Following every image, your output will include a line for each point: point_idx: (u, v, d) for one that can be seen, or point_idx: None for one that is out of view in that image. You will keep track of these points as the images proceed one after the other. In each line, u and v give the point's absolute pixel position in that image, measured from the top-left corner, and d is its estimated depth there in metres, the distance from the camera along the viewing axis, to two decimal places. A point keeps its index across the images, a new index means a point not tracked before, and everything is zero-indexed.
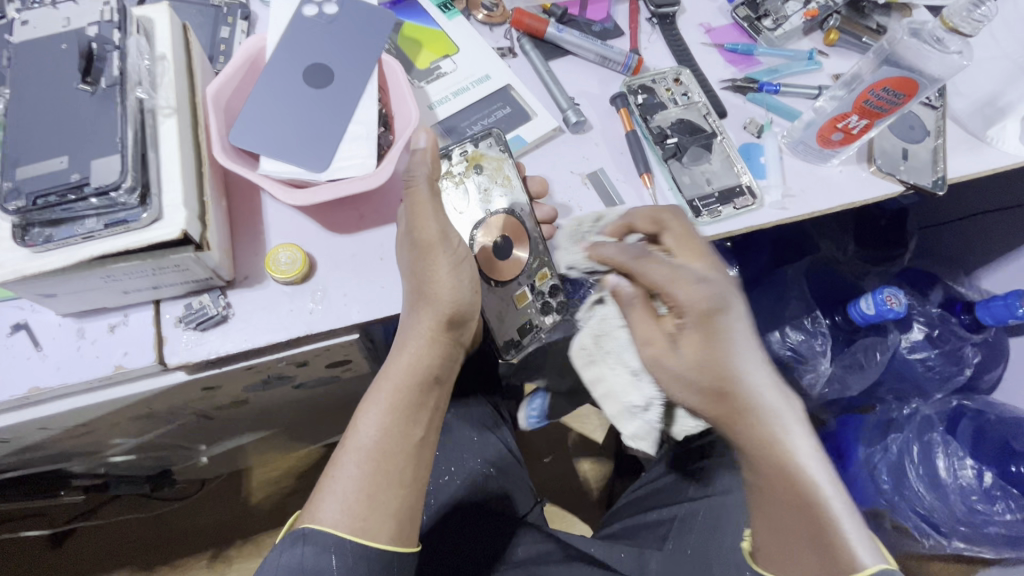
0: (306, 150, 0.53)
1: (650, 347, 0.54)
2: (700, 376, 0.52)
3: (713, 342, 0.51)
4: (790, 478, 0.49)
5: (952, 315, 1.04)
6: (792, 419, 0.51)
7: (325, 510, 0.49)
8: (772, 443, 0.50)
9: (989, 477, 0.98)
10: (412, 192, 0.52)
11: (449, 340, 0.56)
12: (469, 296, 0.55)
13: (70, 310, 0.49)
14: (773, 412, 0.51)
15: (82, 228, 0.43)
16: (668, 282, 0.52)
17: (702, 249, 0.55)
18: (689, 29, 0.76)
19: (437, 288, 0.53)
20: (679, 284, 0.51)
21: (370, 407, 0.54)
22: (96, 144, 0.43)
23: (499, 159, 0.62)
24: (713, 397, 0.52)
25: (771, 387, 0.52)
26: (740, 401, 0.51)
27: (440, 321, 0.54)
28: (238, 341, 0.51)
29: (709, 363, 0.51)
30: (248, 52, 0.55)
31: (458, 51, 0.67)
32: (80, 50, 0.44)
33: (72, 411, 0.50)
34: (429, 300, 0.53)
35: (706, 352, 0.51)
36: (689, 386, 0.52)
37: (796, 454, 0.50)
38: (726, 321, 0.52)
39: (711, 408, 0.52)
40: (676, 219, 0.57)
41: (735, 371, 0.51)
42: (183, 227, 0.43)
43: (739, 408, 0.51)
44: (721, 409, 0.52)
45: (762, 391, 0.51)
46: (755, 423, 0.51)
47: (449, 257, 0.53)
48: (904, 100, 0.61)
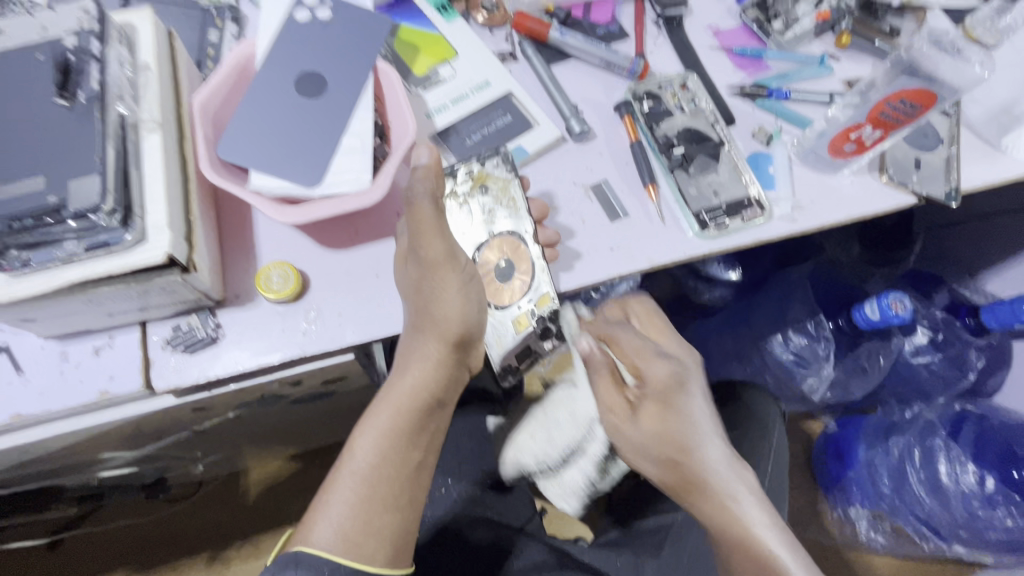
0: (297, 163, 0.51)
1: (612, 416, 0.58)
2: (657, 445, 0.54)
3: (670, 415, 0.54)
4: (745, 547, 0.49)
5: (956, 318, 1.01)
6: (746, 489, 0.52)
7: (318, 532, 0.46)
8: (725, 519, 0.51)
9: (991, 482, 0.91)
10: (414, 210, 0.48)
11: (455, 362, 0.53)
12: (477, 317, 0.53)
13: (52, 333, 0.47)
14: (724, 485, 0.52)
15: (62, 252, 0.41)
16: (637, 356, 0.56)
17: (663, 331, 0.61)
18: (697, 31, 0.73)
19: (444, 309, 0.50)
20: (648, 355, 0.56)
21: (368, 429, 0.51)
22: (74, 164, 0.41)
23: (505, 179, 0.60)
24: (667, 465, 0.54)
25: (727, 461, 0.53)
26: (693, 472, 0.53)
27: (446, 343, 0.52)
28: (229, 364, 0.49)
29: (663, 432, 0.54)
30: (238, 58, 0.53)
31: (456, 56, 0.65)
32: (56, 63, 0.42)
33: (58, 435, 0.48)
34: (434, 321, 0.50)
35: (662, 424, 0.54)
36: (646, 455, 0.55)
37: (750, 524, 0.50)
38: (684, 394, 0.54)
39: (666, 478, 0.55)
40: (639, 302, 0.65)
41: (693, 441, 0.53)
42: (167, 251, 0.41)
43: (692, 478, 0.53)
44: (677, 478, 0.54)
45: (715, 467, 0.53)
46: (708, 495, 0.52)
47: (458, 277, 0.51)
48: (920, 112, 0.60)
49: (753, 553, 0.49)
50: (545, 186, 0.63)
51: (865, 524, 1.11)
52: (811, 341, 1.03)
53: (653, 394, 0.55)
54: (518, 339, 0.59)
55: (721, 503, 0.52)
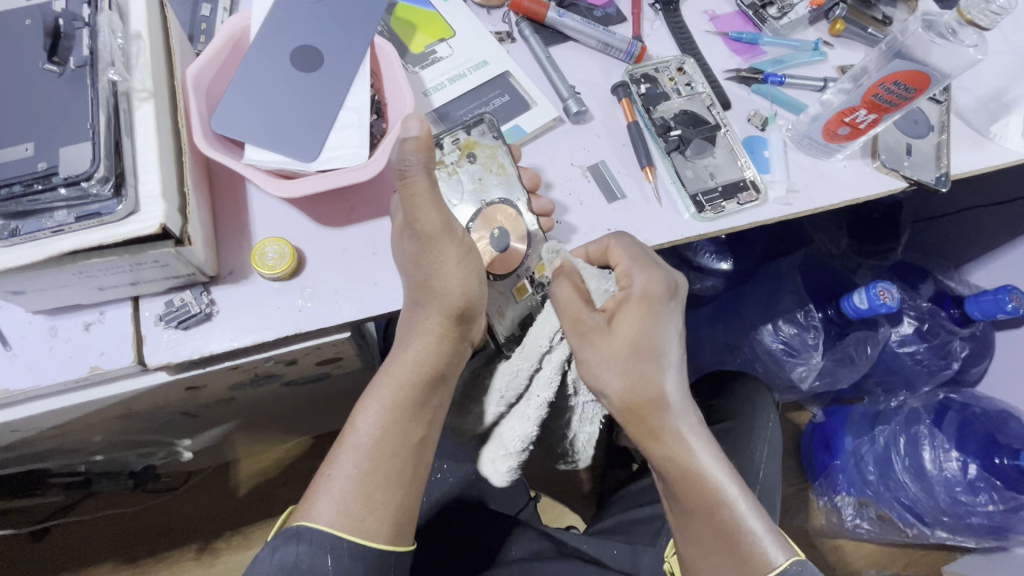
0: (293, 137, 0.50)
1: (580, 327, 0.51)
2: (630, 354, 0.49)
3: (649, 324, 0.50)
4: (698, 481, 0.49)
5: (941, 309, 1.03)
6: (702, 422, 0.51)
7: (320, 507, 0.47)
8: (680, 452, 0.49)
9: (974, 468, 0.94)
10: (407, 182, 0.46)
11: (458, 334, 0.52)
12: (480, 289, 0.51)
13: (40, 308, 0.46)
14: (680, 414, 0.50)
15: (52, 221, 0.40)
16: (633, 262, 0.52)
17: (655, 257, 0.57)
18: (693, 15, 0.73)
19: (445, 281, 0.49)
20: (640, 267, 0.52)
21: (369, 405, 0.50)
22: (65, 131, 0.40)
23: (492, 146, 0.59)
24: (632, 383, 0.50)
25: (688, 394, 0.51)
26: (657, 396, 0.49)
27: (448, 316, 0.51)
28: (224, 341, 0.48)
29: (638, 342, 0.50)
30: (232, 31, 0.52)
31: (454, 35, 0.64)
32: (45, 28, 0.41)
33: (46, 413, 0.47)
34: (435, 295, 0.50)
35: (641, 328, 0.50)
36: (612, 367, 0.50)
37: (704, 462, 0.49)
38: (668, 306, 0.51)
39: (626, 399, 0.50)
40: (629, 235, 0.59)
41: (667, 363, 0.50)
42: (161, 222, 0.40)
43: (655, 402, 0.49)
44: (638, 401, 0.50)
45: (679, 400, 0.50)
46: (668, 425, 0.50)
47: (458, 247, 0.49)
48: (914, 95, 0.60)
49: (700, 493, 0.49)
50: (543, 166, 0.62)
51: (851, 511, 1.12)
52: (800, 330, 1.04)
53: (637, 300, 0.51)
54: (519, 307, 0.59)
55: (677, 434, 0.50)
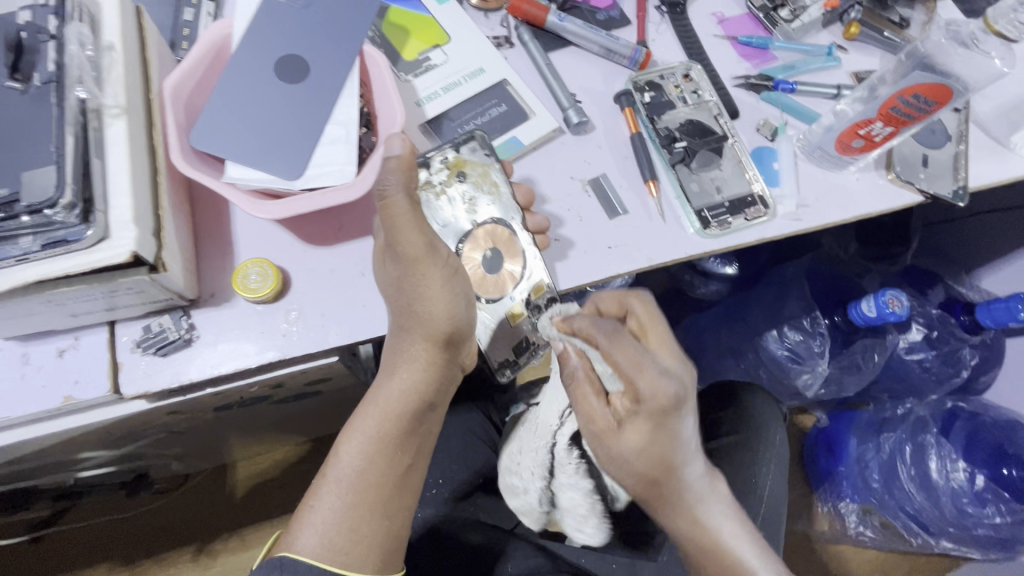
0: (277, 153, 0.48)
1: (594, 427, 0.52)
2: (644, 462, 0.50)
3: (658, 435, 0.49)
4: (714, 558, 0.52)
5: (951, 316, 0.99)
6: (715, 503, 0.53)
7: (303, 538, 0.44)
8: (698, 532, 0.52)
9: (981, 480, 0.92)
10: (388, 204, 0.42)
11: (445, 361, 0.49)
12: (467, 313, 0.49)
13: (12, 334, 0.44)
14: (697, 498, 0.52)
15: (17, 249, 0.37)
16: (636, 370, 0.46)
17: (662, 335, 0.53)
18: (701, 18, 0.70)
19: (431, 308, 0.47)
20: (642, 372, 0.47)
21: (353, 434, 0.47)
22: (29, 154, 0.37)
23: (483, 164, 0.57)
24: (645, 478, 0.52)
25: (702, 478, 0.52)
26: (672, 487, 0.51)
27: (434, 343, 0.48)
28: (204, 367, 0.46)
29: (650, 452, 0.49)
30: (214, 39, 0.49)
31: (449, 41, 0.61)
32: (8, 42, 0.39)
33: (19, 442, 0.45)
34: (421, 320, 0.47)
35: (651, 440, 0.49)
36: (627, 467, 0.52)
37: (723, 537, 0.52)
38: (676, 417, 0.48)
39: (641, 490, 0.53)
40: (642, 302, 0.55)
41: (679, 460, 0.51)
42: (132, 249, 0.38)
43: (673, 492, 0.52)
44: (653, 491, 0.52)
45: (694, 486, 0.52)
46: (685, 511, 0.52)
47: (444, 271, 0.47)
48: (933, 108, 0.57)
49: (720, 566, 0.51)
50: (542, 180, 0.60)
51: (854, 519, 1.09)
52: (806, 337, 1.01)
53: (646, 415, 0.48)
54: (515, 331, 0.57)
55: (692, 516, 0.52)
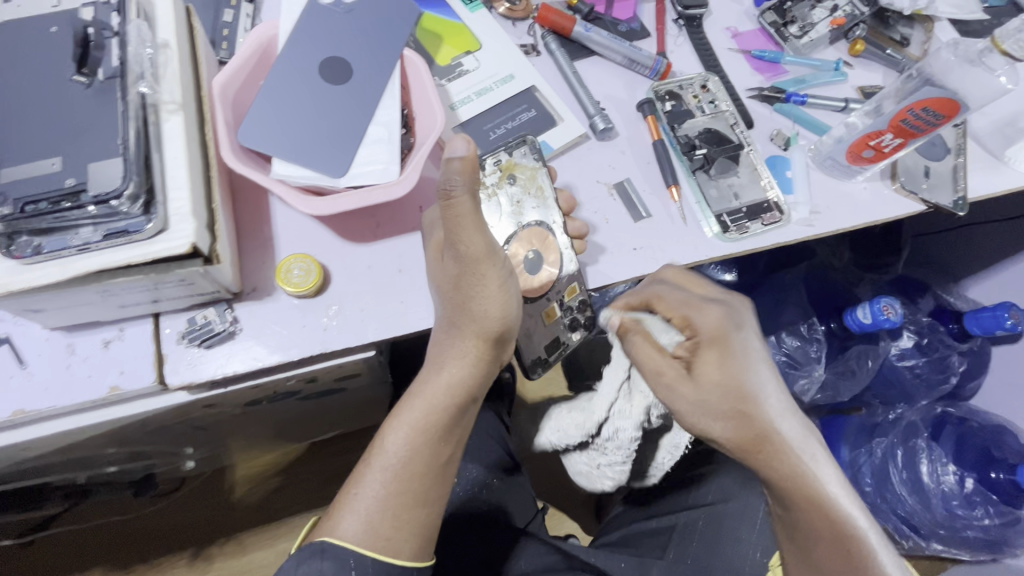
0: (323, 152, 0.49)
1: (662, 376, 0.51)
2: (722, 400, 0.49)
3: (731, 362, 0.50)
4: (819, 503, 0.49)
5: (940, 324, 1.04)
6: (813, 447, 0.51)
7: (346, 523, 0.45)
8: (796, 474, 0.49)
9: (971, 482, 0.96)
10: (451, 205, 0.41)
11: (495, 358, 0.49)
12: (518, 312, 0.49)
13: (58, 324, 0.45)
14: (796, 440, 0.50)
15: (78, 239, 0.38)
16: (687, 306, 0.53)
17: (701, 281, 0.56)
18: (716, 32, 0.73)
19: (486, 308, 0.47)
20: (696, 307, 0.53)
21: (398, 423, 0.48)
22: (94, 146, 0.38)
23: (533, 168, 0.58)
24: (731, 422, 0.50)
25: (788, 412, 0.51)
26: (762, 425, 0.49)
27: (485, 340, 0.48)
28: (247, 360, 0.47)
29: (728, 384, 0.49)
30: (260, 40, 0.50)
31: (480, 48, 0.63)
32: (74, 36, 0.40)
33: (58, 433, 0.46)
34: (473, 318, 0.47)
35: (727, 372, 0.50)
36: (709, 414, 0.50)
37: (826, 482, 0.49)
38: (739, 338, 0.52)
39: (737, 439, 0.50)
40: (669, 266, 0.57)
41: (758, 394, 0.50)
42: (191, 240, 0.39)
43: (761, 434, 0.49)
44: (744, 435, 0.50)
45: (779, 419, 0.50)
46: (778, 457, 0.49)
47: (501, 272, 0.46)
48: (942, 121, 0.60)
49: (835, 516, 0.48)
50: (570, 183, 0.62)
51: None
52: (803, 343, 1.04)
53: (709, 342, 0.51)
54: (547, 331, 0.58)
55: (795, 461, 0.49)
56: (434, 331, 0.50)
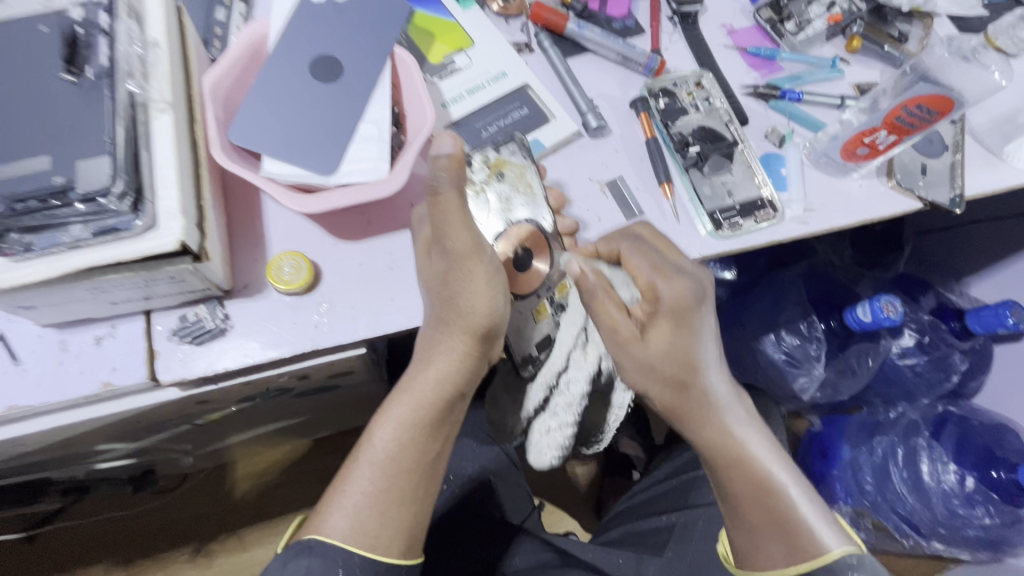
0: (313, 150, 0.49)
1: (617, 336, 0.51)
2: (667, 365, 0.50)
3: (684, 333, 0.50)
4: (747, 470, 0.51)
5: (942, 321, 1.03)
6: (742, 417, 0.52)
7: (334, 519, 0.45)
8: (726, 442, 0.51)
9: (972, 482, 0.94)
10: (438, 200, 0.41)
11: (483, 355, 0.49)
12: (506, 309, 0.48)
13: (51, 321, 0.45)
14: (727, 407, 0.52)
15: (68, 236, 0.39)
16: (654, 271, 0.51)
17: (676, 250, 0.54)
18: (711, 29, 0.73)
19: (473, 304, 0.46)
20: (664, 275, 0.51)
21: (386, 419, 0.48)
22: (83, 144, 0.39)
23: (521, 166, 0.58)
24: (672, 388, 0.51)
25: (724, 381, 0.52)
26: (701, 394, 0.51)
27: (473, 336, 0.48)
28: (238, 357, 0.47)
29: (675, 353, 0.50)
30: (251, 38, 0.51)
31: (473, 45, 0.63)
32: (62, 35, 0.40)
33: (53, 429, 0.46)
34: (460, 314, 0.47)
35: (676, 340, 0.50)
36: (653, 377, 0.50)
37: (750, 449, 0.51)
38: (699, 312, 0.51)
39: (672, 401, 0.51)
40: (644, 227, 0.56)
41: (704, 365, 0.51)
42: (179, 238, 0.39)
43: (699, 400, 0.51)
44: (678, 400, 0.51)
45: (717, 388, 0.52)
46: (711, 423, 0.51)
47: (489, 268, 0.46)
48: (937, 118, 0.60)
49: (763, 483, 0.50)
50: (562, 181, 0.62)
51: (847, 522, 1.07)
52: (803, 341, 1.02)
53: (666, 312, 0.50)
54: (540, 328, 0.59)
55: (724, 425, 0.51)
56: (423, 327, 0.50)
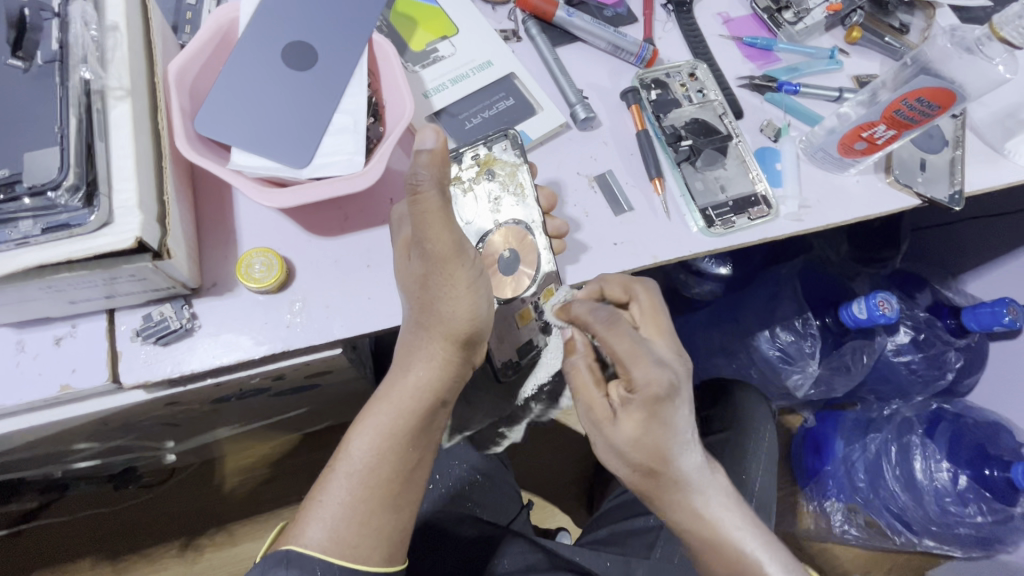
0: (283, 142, 0.47)
1: (591, 413, 0.52)
2: (637, 453, 0.49)
3: (656, 425, 0.47)
4: (720, 554, 0.49)
5: (937, 319, 1.01)
6: (723, 506, 0.50)
7: (311, 530, 0.44)
8: (696, 527, 0.50)
9: (965, 480, 0.93)
10: (418, 199, 0.39)
11: (465, 360, 0.47)
12: (488, 312, 0.47)
13: (7, 321, 0.43)
14: (699, 493, 0.50)
15: (16, 232, 0.36)
16: (631, 359, 0.47)
17: (661, 326, 0.52)
18: (706, 18, 0.70)
19: (454, 309, 0.45)
20: (639, 361, 0.47)
21: (364, 428, 0.46)
22: (32, 135, 0.36)
23: (513, 165, 0.56)
24: (644, 472, 0.50)
25: (699, 471, 0.49)
26: (672, 480, 0.49)
27: (453, 342, 0.46)
28: (206, 358, 0.45)
29: (650, 444, 0.48)
30: (220, 23, 0.48)
31: (457, 33, 0.61)
32: (10, 18, 0.38)
33: (12, 432, 0.44)
34: (440, 320, 0.45)
35: (650, 431, 0.48)
36: (625, 459, 0.50)
37: (727, 538, 0.49)
38: (673, 404, 0.47)
39: (641, 483, 0.51)
40: (648, 290, 0.53)
41: (673, 452, 0.48)
42: (137, 235, 0.37)
43: (669, 487, 0.50)
44: (651, 484, 0.50)
45: (693, 479, 0.49)
46: (678, 507, 0.50)
47: (471, 272, 0.44)
48: (936, 112, 0.58)
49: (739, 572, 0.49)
50: (550, 175, 0.59)
51: (839, 517, 1.07)
52: (797, 338, 1.01)
53: (638, 403, 0.47)
54: (520, 333, 0.59)
55: (699, 513, 0.50)
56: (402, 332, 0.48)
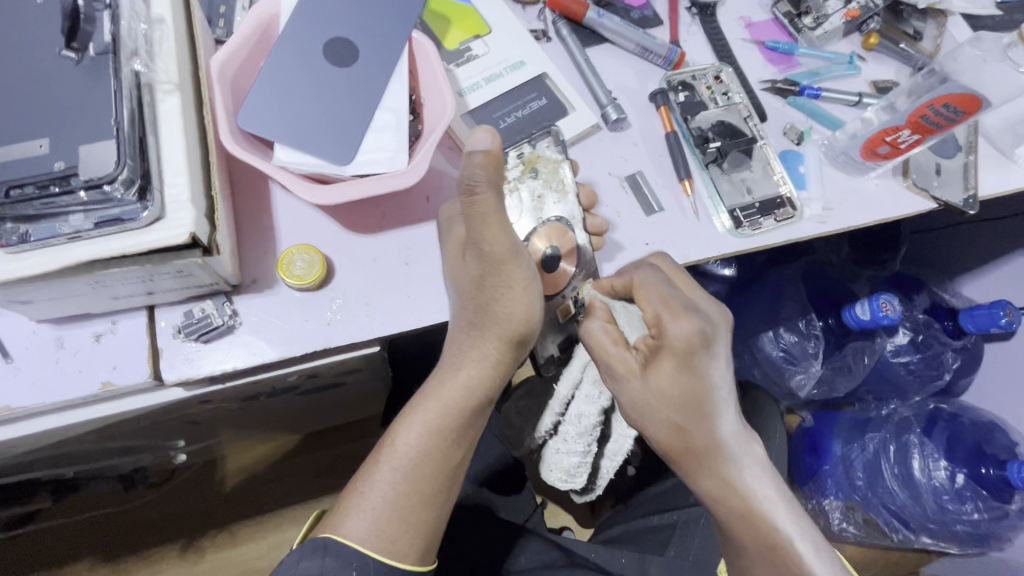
0: (324, 139, 0.47)
1: (617, 369, 0.50)
2: (666, 406, 0.47)
3: (690, 376, 0.47)
4: (757, 531, 0.47)
5: (935, 320, 1.03)
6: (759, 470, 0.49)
7: (351, 522, 0.44)
8: (733, 493, 0.48)
9: (962, 478, 0.94)
10: (474, 201, 0.38)
11: (515, 361, 0.47)
12: (542, 315, 0.46)
13: (46, 316, 0.42)
14: (735, 462, 0.48)
15: (68, 226, 0.36)
16: (663, 306, 0.48)
17: (691, 285, 0.52)
18: (729, 21, 0.71)
19: (509, 309, 0.45)
20: (675, 310, 0.47)
21: (410, 423, 0.46)
22: (86, 128, 0.36)
23: (556, 161, 0.56)
24: (676, 431, 0.48)
25: (737, 434, 0.48)
26: (705, 441, 0.48)
27: (506, 342, 0.46)
28: (245, 356, 0.45)
29: (681, 396, 0.47)
30: (260, 18, 0.48)
31: (490, 32, 0.61)
32: (62, 8, 0.37)
33: (45, 431, 0.43)
34: (494, 320, 0.45)
35: (679, 381, 0.47)
36: (654, 415, 0.48)
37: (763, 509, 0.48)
38: (707, 356, 0.47)
39: (672, 444, 0.49)
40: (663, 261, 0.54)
41: (711, 410, 0.47)
42: (190, 230, 0.37)
43: (702, 449, 0.48)
44: (682, 446, 0.48)
45: (732, 443, 0.48)
46: (715, 471, 0.48)
47: (527, 272, 0.44)
48: (963, 118, 0.59)
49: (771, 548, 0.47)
50: (579, 175, 0.60)
51: (839, 516, 1.07)
52: (801, 338, 1.02)
53: (670, 353, 0.47)
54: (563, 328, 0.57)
55: (733, 479, 0.48)
56: (453, 328, 0.48)
